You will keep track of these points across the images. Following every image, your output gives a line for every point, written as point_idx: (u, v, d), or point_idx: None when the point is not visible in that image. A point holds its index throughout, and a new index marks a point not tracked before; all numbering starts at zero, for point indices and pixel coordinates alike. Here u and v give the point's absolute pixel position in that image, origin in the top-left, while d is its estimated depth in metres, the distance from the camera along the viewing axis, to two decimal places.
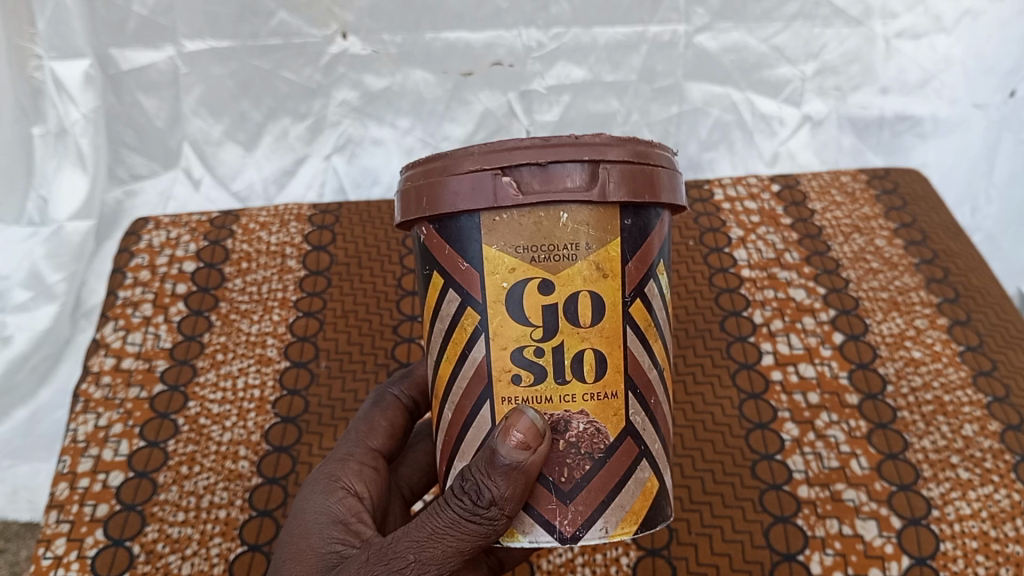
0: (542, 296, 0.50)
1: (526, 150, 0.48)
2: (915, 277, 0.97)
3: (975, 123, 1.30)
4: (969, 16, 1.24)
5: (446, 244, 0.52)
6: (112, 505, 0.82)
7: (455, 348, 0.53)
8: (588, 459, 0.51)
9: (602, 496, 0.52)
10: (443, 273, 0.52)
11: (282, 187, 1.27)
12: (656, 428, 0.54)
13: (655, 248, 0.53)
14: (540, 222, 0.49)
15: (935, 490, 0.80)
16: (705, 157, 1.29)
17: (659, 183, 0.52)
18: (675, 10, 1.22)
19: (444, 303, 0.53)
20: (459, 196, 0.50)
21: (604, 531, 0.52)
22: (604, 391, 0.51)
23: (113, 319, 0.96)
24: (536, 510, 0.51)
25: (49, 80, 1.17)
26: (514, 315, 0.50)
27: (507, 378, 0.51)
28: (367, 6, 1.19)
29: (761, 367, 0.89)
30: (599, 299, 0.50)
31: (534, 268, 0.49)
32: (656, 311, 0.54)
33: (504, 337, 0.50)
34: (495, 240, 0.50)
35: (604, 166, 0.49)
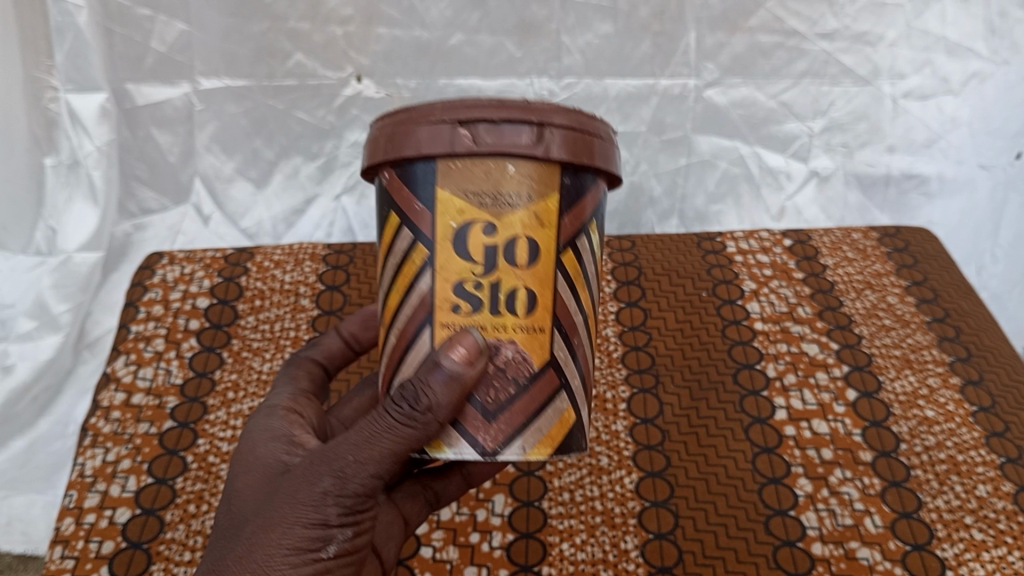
0: (485, 237, 0.55)
1: (483, 107, 0.54)
2: (927, 335, 0.98)
3: (981, 184, 1.32)
4: (977, 78, 1.26)
5: (406, 187, 0.57)
6: (118, 543, 0.81)
7: (405, 280, 0.58)
8: (512, 384, 0.56)
9: (522, 418, 0.57)
10: (400, 213, 0.57)
11: (290, 226, 1.30)
12: (576, 365, 0.60)
13: (590, 206, 0.59)
14: (490, 170, 0.54)
15: (949, 551, 0.79)
16: (712, 209, 1.33)
17: (599, 150, 0.58)
18: (686, 65, 1.23)
19: (399, 241, 0.58)
20: (418, 142, 0.55)
21: (521, 449, 0.57)
22: (533, 325, 0.56)
23: (125, 353, 0.96)
24: (462, 426, 0.57)
25: (65, 112, 1.18)
26: (459, 251, 0.55)
27: (447, 306, 0.56)
28: (382, 50, 1.21)
29: (774, 423, 0.89)
30: (535, 244, 0.55)
31: (478, 211, 0.54)
32: (585, 263, 0.60)
33: (446, 271, 0.56)
34: (447, 184, 0.55)
35: (551, 128, 0.55)
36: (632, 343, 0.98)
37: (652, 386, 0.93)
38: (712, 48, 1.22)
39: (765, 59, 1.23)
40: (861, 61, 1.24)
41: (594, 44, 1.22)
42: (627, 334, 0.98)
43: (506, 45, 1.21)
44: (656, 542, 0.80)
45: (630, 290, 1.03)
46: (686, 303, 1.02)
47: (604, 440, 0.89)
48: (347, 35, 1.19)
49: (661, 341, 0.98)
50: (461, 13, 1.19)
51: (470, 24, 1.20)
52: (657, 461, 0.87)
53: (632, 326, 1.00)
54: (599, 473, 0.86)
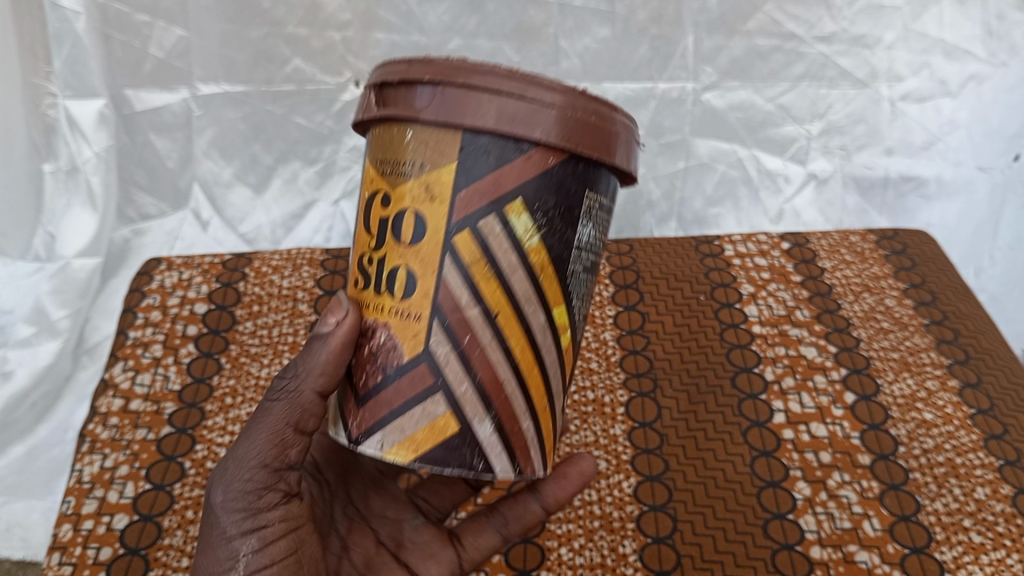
0: (382, 209, 0.56)
1: (399, 70, 0.54)
2: (925, 337, 0.98)
3: (979, 186, 1.32)
4: (975, 80, 1.26)
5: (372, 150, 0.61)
6: (116, 548, 0.81)
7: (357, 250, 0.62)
8: (381, 370, 0.56)
9: (386, 412, 0.56)
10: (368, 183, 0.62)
11: (289, 231, 1.29)
12: (465, 368, 0.55)
13: (518, 180, 0.53)
14: (397, 138, 0.55)
15: (948, 554, 0.79)
16: (710, 212, 1.33)
17: (536, 114, 0.52)
18: (684, 69, 1.23)
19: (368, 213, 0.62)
20: (365, 107, 0.58)
21: (377, 446, 0.56)
22: (407, 311, 0.54)
23: (123, 359, 0.96)
24: (343, 412, 0.59)
25: (63, 118, 1.18)
26: (368, 223, 0.57)
27: (356, 279, 0.58)
28: (380, 55, 1.21)
29: (773, 426, 0.89)
30: (420, 221, 0.54)
31: (380, 183, 0.56)
32: (493, 252, 0.54)
33: (361, 243, 0.58)
34: (371, 153, 0.57)
35: (469, 90, 0.51)
36: (630, 347, 0.98)
37: (651, 390, 0.93)
38: (710, 51, 1.22)
39: (763, 62, 1.23)
40: (859, 63, 1.24)
41: (591, 48, 1.22)
42: (625, 338, 0.98)
43: (505, 49, 1.21)
44: (654, 546, 0.80)
45: (629, 293, 1.03)
46: (684, 307, 1.02)
47: (602, 444, 0.89)
48: (346, 40, 1.19)
49: (659, 344, 0.98)
50: (459, 18, 1.19)
51: (469, 28, 1.20)
52: (655, 464, 0.86)
53: (630, 330, 0.99)
54: (597, 477, 0.86)
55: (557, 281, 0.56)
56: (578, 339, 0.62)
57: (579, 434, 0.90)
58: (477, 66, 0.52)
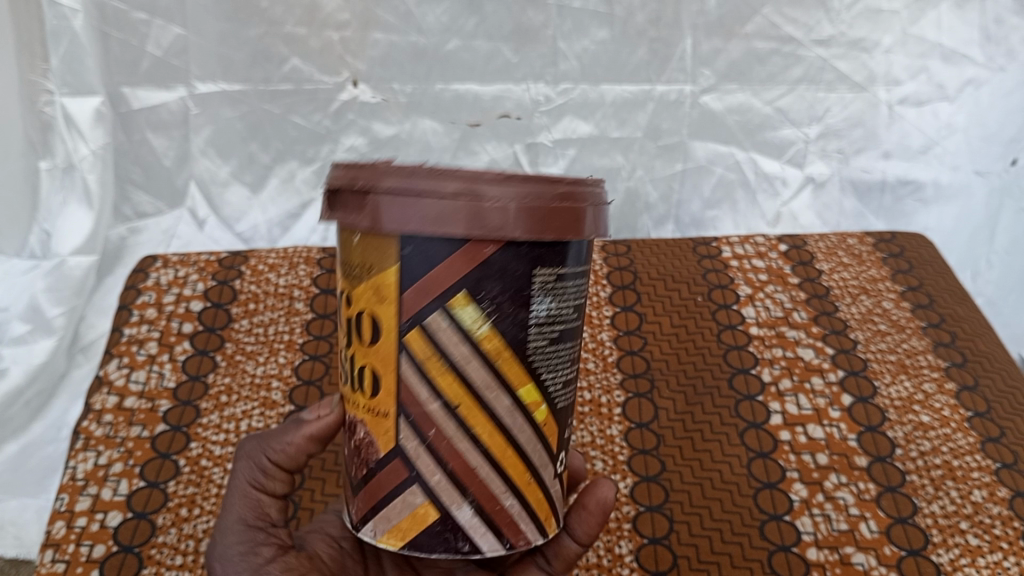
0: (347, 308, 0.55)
1: (344, 175, 0.53)
2: (922, 340, 0.98)
3: (976, 190, 1.32)
4: (972, 85, 1.26)
5: None
6: (109, 546, 0.80)
7: None
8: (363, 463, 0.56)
9: (374, 502, 0.55)
10: None
11: (286, 230, 1.28)
12: (435, 459, 0.53)
13: (467, 273, 0.50)
14: (347, 244, 0.54)
15: (945, 556, 0.79)
16: (708, 215, 1.32)
17: (468, 211, 0.48)
18: (682, 71, 1.24)
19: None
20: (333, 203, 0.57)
21: (373, 533, 0.56)
22: (376, 409, 0.54)
23: (118, 356, 0.96)
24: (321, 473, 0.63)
25: (60, 115, 1.18)
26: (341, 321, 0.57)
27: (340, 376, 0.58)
28: (378, 55, 1.21)
29: (770, 427, 0.89)
30: (376, 322, 0.52)
31: (344, 284, 0.55)
32: (448, 345, 0.52)
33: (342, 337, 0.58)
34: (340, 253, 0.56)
35: (395, 195, 0.49)
36: (628, 348, 0.97)
37: (647, 391, 0.93)
38: (707, 54, 1.23)
39: (761, 65, 1.24)
40: (856, 67, 1.25)
41: (590, 50, 1.22)
42: (622, 339, 0.98)
43: (503, 50, 1.21)
44: (650, 546, 0.80)
45: (626, 294, 1.03)
46: (681, 308, 1.02)
47: (598, 444, 0.89)
48: (344, 39, 1.19)
49: (655, 345, 0.98)
50: (457, 19, 1.19)
51: (467, 29, 1.20)
52: (651, 465, 0.86)
53: (627, 331, 0.99)
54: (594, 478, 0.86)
55: (520, 363, 0.53)
56: (564, 407, 0.58)
57: (576, 434, 0.90)
58: (404, 172, 0.50)
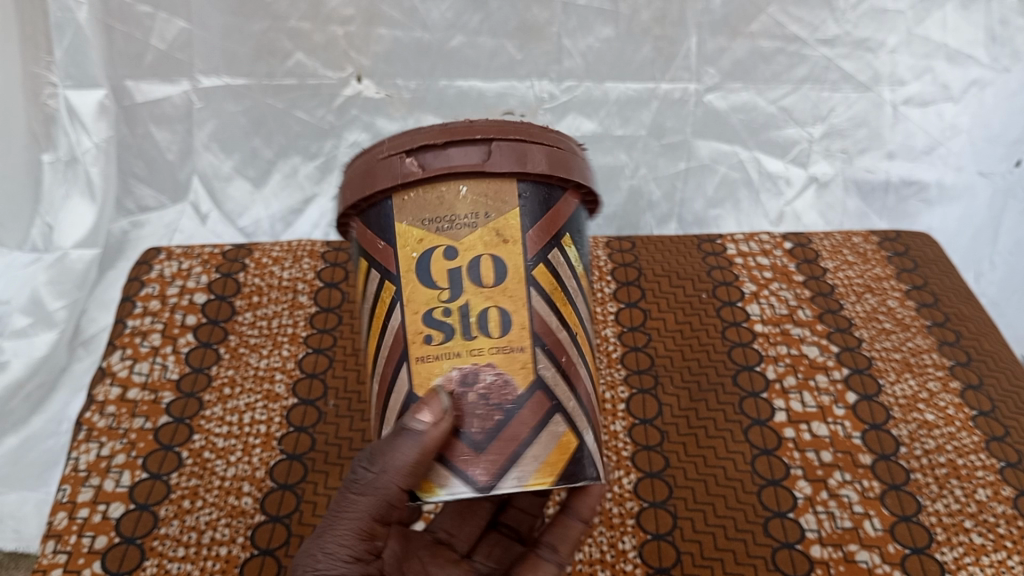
0: (447, 261, 0.58)
1: (426, 134, 0.58)
2: (926, 339, 0.98)
3: (980, 191, 1.32)
4: (977, 86, 1.25)
5: (370, 231, 0.61)
6: (111, 538, 0.80)
7: (377, 322, 0.62)
8: (497, 409, 0.57)
9: (513, 448, 0.57)
10: (367, 257, 0.63)
11: (287, 226, 1.29)
12: (568, 386, 0.60)
13: (562, 219, 0.62)
14: (450, 193, 0.58)
15: (949, 554, 0.78)
16: (711, 213, 1.32)
17: (566, 164, 0.62)
18: (687, 70, 1.23)
19: (375, 283, 0.62)
20: (373, 181, 0.59)
21: (518, 480, 0.56)
22: (511, 345, 0.58)
23: (121, 348, 0.96)
24: (450, 463, 0.56)
25: (63, 108, 1.17)
26: (422, 281, 0.59)
27: (419, 339, 0.58)
28: (383, 51, 1.21)
29: (773, 424, 0.89)
30: (500, 262, 0.59)
31: (438, 237, 0.58)
32: (564, 280, 0.62)
33: (419, 300, 0.59)
34: (404, 216, 0.59)
35: (517, 142, 0.59)
36: (632, 343, 0.97)
37: (652, 387, 0.93)
38: (712, 53, 1.22)
39: (765, 65, 1.23)
40: (860, 67, 1.24)
41: (594, 47, 1.22)
42: (626, 335, 0.98)
43: (507, 47, 1.21)
44: (654, 542, 0.80)
45: (630, 290, 1.03)
46: (684, 304, 1.02)
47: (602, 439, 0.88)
48: (348, 35, 1.19)
49: (660, 342, 0.97)
50: (461, 15, 1.19)
51: (472, 26, 1.20)
52: (655, 461, 0.86)
53: (632, 326, 0.99)
54: None
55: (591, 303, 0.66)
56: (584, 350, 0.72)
57: None
58: (513, 126, 0.60)
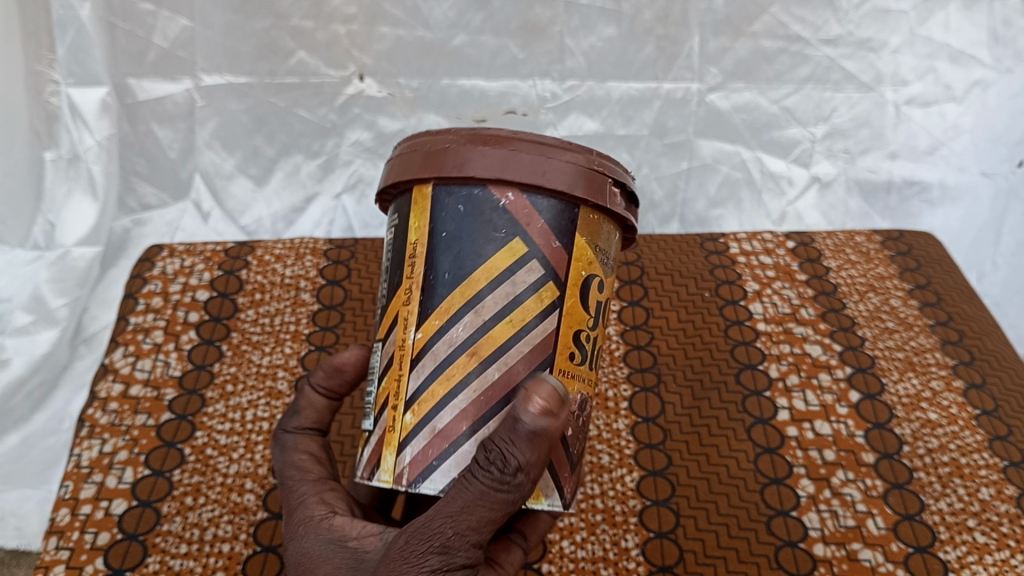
0: (597, 292, 0.58)
1: (618, 174, 0.58)
2: (930, 338, 0.98)
3: (983, 191, 1.32)
4: (979, 86, 1.26)
5: (536, 219, 0.54)
6: (114, 534, 0.80)
7: (522, 316, 0.54)
8: (584, 433, 0.58)
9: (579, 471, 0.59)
10: (525, 241, 0.54)
11: (290, 224, 1.28)
12: None
13: None
14: (607, 232, 0.58)
15: (952, 553, 0.79)
16: (713, 213, 1.31)
17: None
18: (689, 69, 1.23)
19: (521, 270, 0.54)
20: (575, 183, 0.54)
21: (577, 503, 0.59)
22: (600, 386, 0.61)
23: (124, 345, 0.96)
24: (558, 474, 0.55)
25: (65, 105, 1.17)
26: (584, 302, 0.56)
27: (571, 353, 0.56)
28: (385, 50, 1.21)
29: (777, 423, 0.89)
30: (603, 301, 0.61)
31: (598, 266, 0.57)
32: None
33: (575, 318, 0.56)
34: (586, 233, 0.56)
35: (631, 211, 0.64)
36: (634, 342, 0.97)
37: (655, 385, 0.93)
38: (715, 52, 1.22)
39: (768, 64, 1.23)
40: (863, 66, 1.24)
41: (597, 47, 1.21)
42: (629, 333, 0.98)
43: (510, 46, 1.21)
44: (656, 540, 0.80)
45: (633, 289, 1.03)
46: (688, 303, 1.02)
47: (605, 437, 0.88)
48: (351, 33, 1.19)
49: (663, 341, 0.97)
50: (464, 14, 1.19)
51: (474, 24, 1.20)
52: (658, 459, 0.86)
53: (634, 325, 0.99)
54: (599, 471, 0.85)
55: None
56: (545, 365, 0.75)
57: None
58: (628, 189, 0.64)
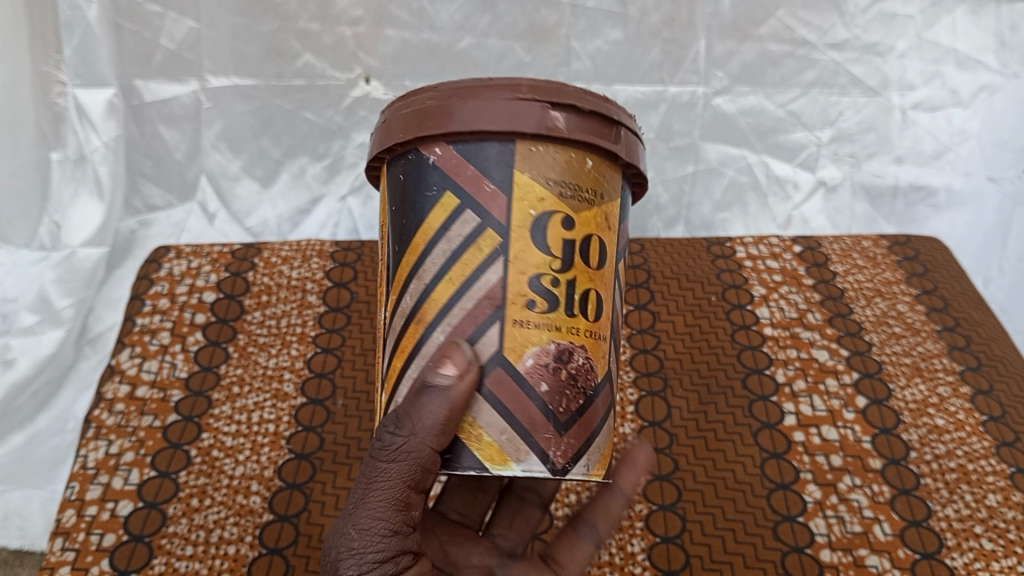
0: (563, 231, 0.58)
1: (570, 94, 0.57)
2: (937, 343, 0.97)
3: (989, 197, 1.32)
4: (985, 91, 1.26)
5: (468, 165, 0.58)
6: (119, 535, 0.80)
7: (462, 270, 0.58)
8: (581, 393, 0.60)
9: (585, 435, 0.60)
10: (457, 193, 0.58)
11: (296, 225, 1.27)
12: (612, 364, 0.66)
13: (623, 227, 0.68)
14: (571, 161, 0.58)
15: (959, 560, 0.78)
16: (718, 217, 1.31)
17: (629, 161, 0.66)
18: (695, 73, 1.23)
19: (455, 224, 0.58)
20: (501, 118, 0.56)
21: (585, 467, 0.61)
22: (598, 332, 0.61)
23: (130, 346, 0.96)
24: (532, 438, 0.58)
25: (72, 106, 1.18)
26: (537, 243, 0.58)
27: (521, 300, 0.57)
28: (391, 52, 1.21)
29: (784, 428, 0.89)
30: (603, 245, 0.61)
31: (560, 202, 0.58)
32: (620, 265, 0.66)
33: (527, 262, 0.57)
34: (527, 168, 0.57)
35: (629, 135, 0.62)
36: (641, 345, 0.97)
37: (661, 390, 0.93)
38: (720, 56, 1.22)
39: (774, 68, 1.24)
40: (870, 71, 1.24)
41: (603, 50, 1.21)
42: (635, 337, 0.98)
43: (516, 49, 1.21)
44: (662, 545, 0.80)
45: (640, 292, 1.03)
46: (695, 308, 1.01)
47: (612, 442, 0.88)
48: (357, 36, 1.20)
49: (668, 344, 0.97)
50: (471, 17, 1.19)
51: (481, 27, 1.20)
52: (664, 464, 0.86)
53: (640, 329, 0.99)
54: None
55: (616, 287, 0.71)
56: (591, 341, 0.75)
57: None
58: (621, 108, 0.62)
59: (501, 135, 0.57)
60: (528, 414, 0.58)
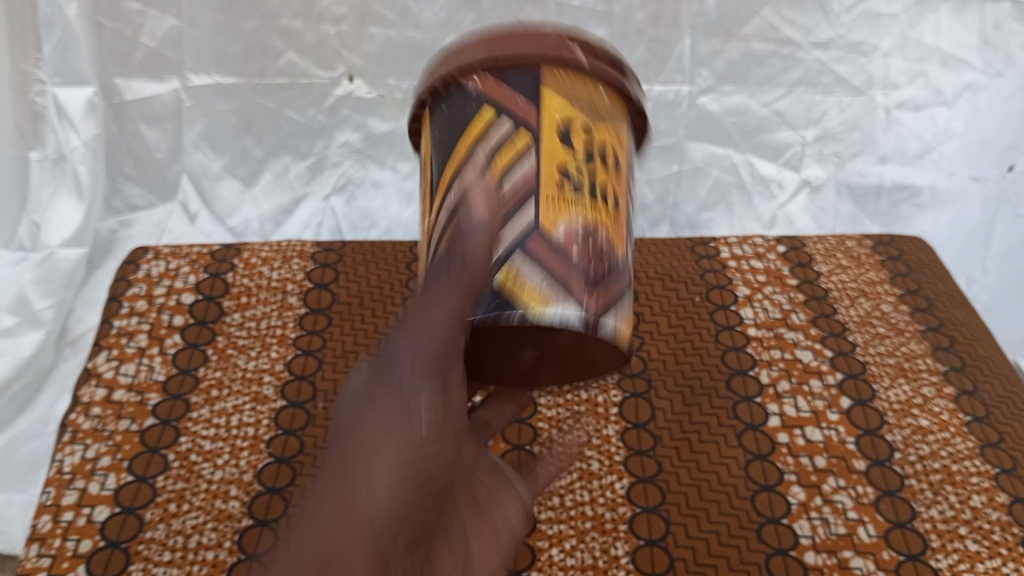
0: (581, 132, 0.66)
1: (586, 36, 0.70)
2: (921, 344, 0.97)
3: (972, 195, 1.33)
4: (970, 90, 1.24)
5: (502, 84, 0.66)
6: (96, 541, 0.78)
7: (502, 160, 0.64)
8: (604, 259, 0.65)
9: (609, 293, 0.65)
10: (493, 106, 0.66)
11: (278, 225, 1.29)
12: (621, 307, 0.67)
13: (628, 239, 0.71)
14: (589, 88, 0.68)
15: (943, 561, 0.78)
16: (703, 216, 1.33)
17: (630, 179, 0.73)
18: (680, 71, 1.22)
19: (496, 124, 0.66)
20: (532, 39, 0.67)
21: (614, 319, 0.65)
22: (615, 214, 0.68)
23: (107, 349, 0.94)
24: (569, 288, 0.62)
25: (51, 105, 1.15)
26: (563, 138, 0.65)
27: (555, 182, 0.64)
28: (375, 51, 1.19)
29: (767, 429, 0.88)
30: (614, 155, 0.69)
31: (581, 121, 0.66)
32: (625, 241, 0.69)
33: (555, 154, 0.64)
34: (552, 84, 0.66)
35: (631, 78, 0.73)
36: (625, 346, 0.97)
37: (645, 391, 0.92)
38: (706, 55, 1.21)
39: (759, 67, 1.22)
40: (854, 70, 1.23)
41: None
42: None
43: None
44: (646, 548, 0.79)
45: None
46: (679, 308, 1.01)
47: (596, 444, 0.87)
48: (341, 34, 1.17)
49: (653, 345, 0.97)
50: (455, 14, 1.17)
51: (465, 25, 1.18)
52: (648, 465, 0.85)
53: None
54: (589, 478, 0.84)
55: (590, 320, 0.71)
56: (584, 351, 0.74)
57: None
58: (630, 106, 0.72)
59: (532, 58, 0.66)
60: (566, 272, 0.63)
